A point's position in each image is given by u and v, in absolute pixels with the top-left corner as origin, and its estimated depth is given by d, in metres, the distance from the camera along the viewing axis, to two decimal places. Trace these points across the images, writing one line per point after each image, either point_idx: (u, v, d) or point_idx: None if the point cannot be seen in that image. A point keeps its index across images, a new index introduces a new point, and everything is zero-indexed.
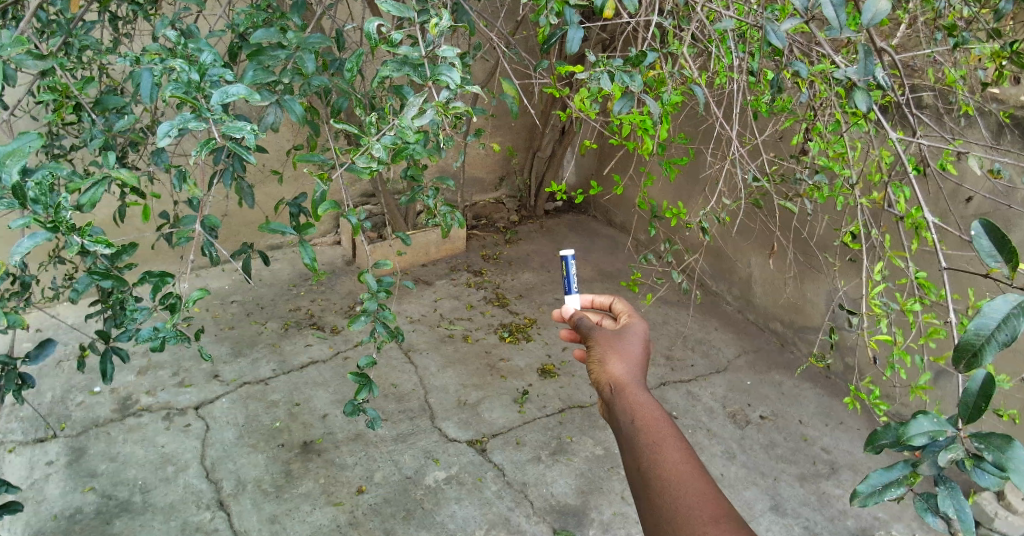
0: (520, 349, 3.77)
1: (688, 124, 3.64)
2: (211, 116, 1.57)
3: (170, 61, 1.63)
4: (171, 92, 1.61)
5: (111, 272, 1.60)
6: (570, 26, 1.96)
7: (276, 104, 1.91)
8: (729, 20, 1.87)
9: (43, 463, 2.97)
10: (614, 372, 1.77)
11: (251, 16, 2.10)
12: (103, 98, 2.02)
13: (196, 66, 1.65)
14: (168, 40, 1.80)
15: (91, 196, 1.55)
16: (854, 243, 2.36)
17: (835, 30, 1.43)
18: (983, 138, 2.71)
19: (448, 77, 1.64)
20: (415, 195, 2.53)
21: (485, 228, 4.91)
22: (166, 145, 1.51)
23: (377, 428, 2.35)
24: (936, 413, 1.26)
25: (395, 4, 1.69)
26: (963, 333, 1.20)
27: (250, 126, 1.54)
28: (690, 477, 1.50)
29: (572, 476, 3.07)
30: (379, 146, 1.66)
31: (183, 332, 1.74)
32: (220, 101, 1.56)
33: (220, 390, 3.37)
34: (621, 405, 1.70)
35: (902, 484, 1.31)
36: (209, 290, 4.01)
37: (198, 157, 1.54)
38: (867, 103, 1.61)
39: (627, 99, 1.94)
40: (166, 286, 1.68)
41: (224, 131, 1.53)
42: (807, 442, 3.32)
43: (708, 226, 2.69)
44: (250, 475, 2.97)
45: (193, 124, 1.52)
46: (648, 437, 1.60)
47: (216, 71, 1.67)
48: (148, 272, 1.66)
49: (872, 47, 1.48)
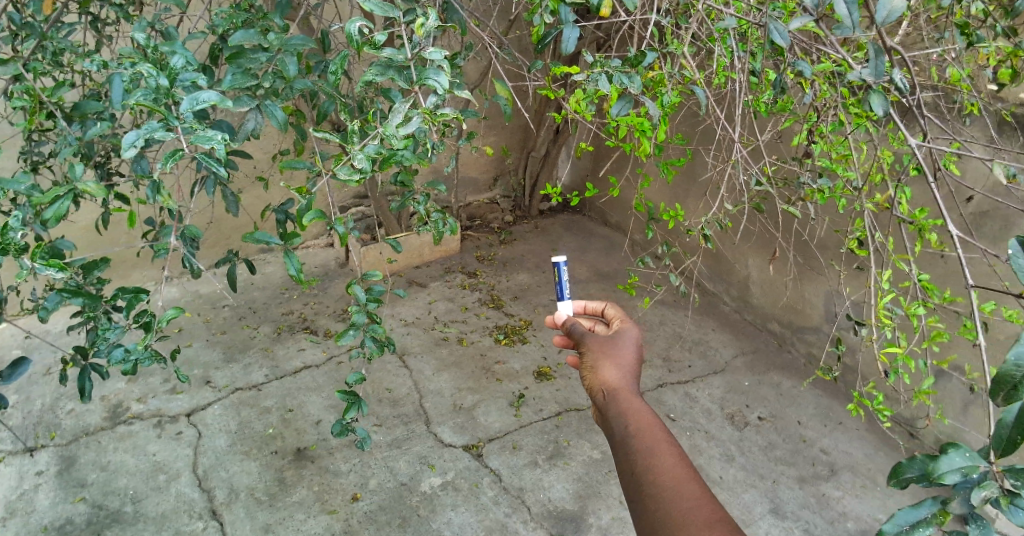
0: (516, 351, 3.70)
1: (686, 125, 3.59)
2: (180, 124, 1.53)
3: (138, 66, 1.59)
4: (141, 99, 1.57)
5: (82, 291, 1.61)
6: (567, 25, 1.89)
7: (257, 109, 1.86)
8: (731, 18, 1.81)
9: (33, 473, 2.90)
10: (608, 378, 1.74)
11: (232, 16, 2.02)
12: (81, 103, 1.96)
13: (166, 72, 1.61)
14: (137, 43, 1.73)
15: (56, 209, 1.61)
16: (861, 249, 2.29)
17: (847, 28, 1.44)
18: (983, 137, 2.66)
19: (435, 81, 1.57)
20: (405, 201, 2.46)
21: (479, 228, 4.85)
22: (132, 155, 1.47)
23: (365, 448, 2.30)
24: (967, 448, 1.25)
25: (379, 3, 1.62)
26: (1004, 364, 1.22)
27: (219, 135, 1.49)
28: (685, 481, 1.51)
29: (570, 481, 3.01)
30: (362, 156, 1.60)
31: (157, 353, 1.70)
32: (190, 108, 1.52)
33: (212, 396, 3.29)
34: (614, 411, 1.68)
35: (931, 524, 1.26)
36: (200, 294, 3.93)
37: (166, 168, 1.50)
38: (883, 108, 1.63)
39: (625, 101, 1.88)
40: (139, 303, 1.70)
41: (191, 142, 1.48)
42: (807, 443, 3.26)
43: (712, 233, 2.62)
44: (243, 483, 2.90)
45: (160, 135, 1.47)
46: (643, 442, 1.59)
47: (188, 75, 1.63)
48: (121, 288, 1.69)
49: (884, 47, 1.51)
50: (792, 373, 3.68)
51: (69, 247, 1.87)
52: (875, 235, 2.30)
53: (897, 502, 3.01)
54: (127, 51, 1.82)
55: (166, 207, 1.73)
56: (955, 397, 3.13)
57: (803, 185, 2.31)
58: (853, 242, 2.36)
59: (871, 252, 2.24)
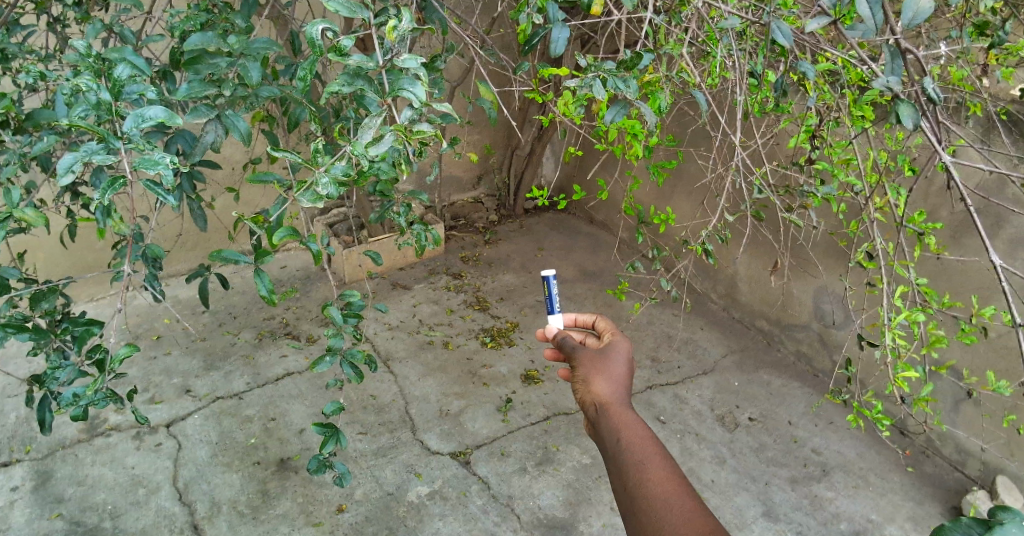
0: (502, 355, 3.59)
1: (676, 126, 3.54)
2: (122, 143, 1.46)
3: (77, 79, 1.50)
4: (82, 116, 1.50)
5: (27, 327, 1.66)
6: (555, 24, 1.80)
7: (216, 120, 1.75)
8: (737, 19, 1.78)
9: (7, 489, 2.77)
10: (599, 391, 1.63)
11: (189, 19, 1.88)
12: (33, 112, 1.80)
13: (109, 84, 1.52)
14: (77, 50, 1.62)
15: None
16: (868, 264, 2.28)
17: (871, 30, 1.43)
18: (974, 136, 2.62)
19: (410, 93, 1.48)
20: (385, 211, 2.35)
21: (463, 228, 4.72)
22: (70, 180, 1.41)
23: (348, 482, 2.21)
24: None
25: (345, 2, 1.50)
26: None
27: (166, 159, 1.42)
28: (677, 494, 1.41)
29: (560, 487, 2.91)
30: (327, 181, 1.51)
31: (111, 393, 1.66)
32: (135, 126, 1.46)
33: (192, 406, 3.15)
34: (606, 425, 1.57)
35: None
36: (178, 299, 3.75)
37: (105, 195, 1.43)
38: (915, 120, 1.52)
39: (619, 107, 1.79)
40: (91, 338, 1.71)
41: (134, 165, 1.40)
42: (797, 444, 3.18)
43: (712, 246, 2.58)
44: (224, 496, 2.78)
45: (98, 157, 1.42)
46: (637, 458, 1.49)
47: (135, 87, 1.54)
48: (72, 322, 1.73)
49: (899, 49, 1.54)
50: (781, 371, 3.59)
51: (16, 274, 1.80)
52: (884, 248, 2.31)
53: (890, 502, 2.94)
54: (75, 55, 1.70)
55: (118, 229, 1.65)
56: (949, 399, 3.08)
57: (807, 193, 2.31)
58: (862, 254, 2.36)
59: (882, 264, 2.29)
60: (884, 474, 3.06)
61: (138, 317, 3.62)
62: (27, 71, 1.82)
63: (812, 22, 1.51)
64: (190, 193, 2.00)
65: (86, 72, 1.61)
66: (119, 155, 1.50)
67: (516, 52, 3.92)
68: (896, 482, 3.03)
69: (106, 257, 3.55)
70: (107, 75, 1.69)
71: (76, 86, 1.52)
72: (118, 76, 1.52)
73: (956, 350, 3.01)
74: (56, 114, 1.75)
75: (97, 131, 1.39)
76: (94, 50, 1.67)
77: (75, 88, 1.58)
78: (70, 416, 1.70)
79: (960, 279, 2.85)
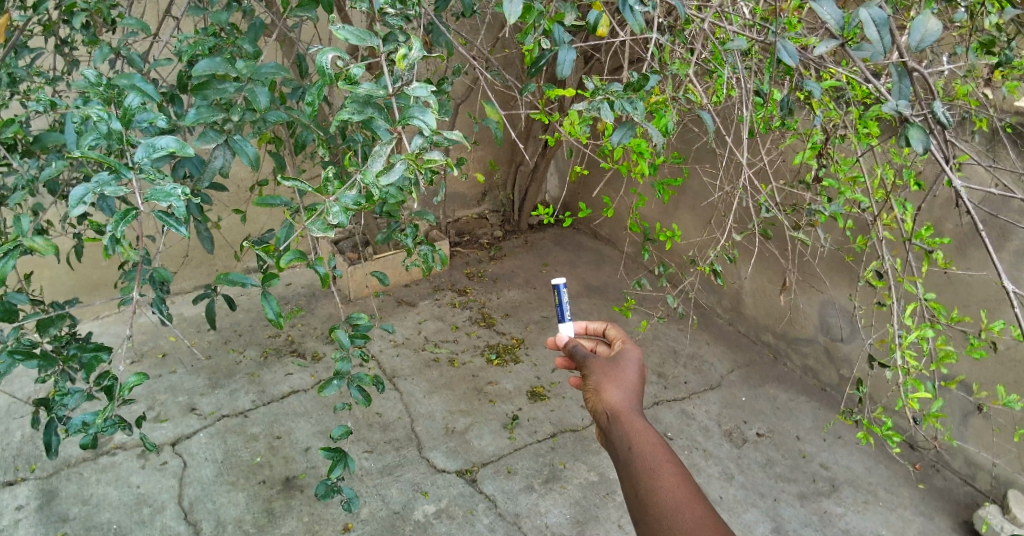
0: (508, 371, 3.57)
1: (681, 143, 3.55)
2: (133, 173, 1.47)
3: (86, 108, 1.51)
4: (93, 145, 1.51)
5: (36, 353, 1.68)
6: (562, 46, 1.80)
7: (224, 145, 1.76)
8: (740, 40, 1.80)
9: (12, 509, 2.76)
10: (610, 399, 1.61)
11: (198, 43, 1.90)
12: (42, 137, 1.80)
13: (119, 113, 1.53)
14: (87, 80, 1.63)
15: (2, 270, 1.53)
16: (881, 282, 2.29)
17: (878, 53, 1.44)
18: (979, 150, 2.62)
19: (421, 120, 1.47)
20: (392, 233, 2.35)
21: (468, 243, 4.73)
22: (81, 210, 1.42)
23: (355, 506, 2.20)
24: None
25: (355, 31, 1.51)
26: None
27: (178, 190, 1.43)
28: (688, 501, 1.40)
29: (567, 505, 2.88)
30: (338, 209, 1.51)
31: (119, 421, 1.67)
32: (146, 156, 1.47)
33: (197, 424, 3.14)
34: (618, 432, 1.55)
35: None
36: (184, 317, 3.76)
37: (115, 227, 1.45)
38: (924, 142, 1.52)
39: (627, 129, 1.77)
40: (100, 365, 1.73)
41: (147, 197, 1.41)
42: (806, 459, 3.15)
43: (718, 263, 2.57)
44: (230, 514, 2.77)
45: (110, 189, 1.43)
46: (647, 466, 1.47)
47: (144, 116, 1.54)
48: (80, 348, 1.76)
49: (906, 70, 1.55)
50: (790, 386, 3.58)
51: (23, 300, 1.81)
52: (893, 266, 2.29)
53: (900, 517, 2.91)
54: (84, 81, 1.70)
55: (128, 256, 1.66)
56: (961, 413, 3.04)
57: (813, 210, 2.31)
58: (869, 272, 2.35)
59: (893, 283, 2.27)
60: (894, 489, 3.03)
61: (144, 336, 3.61)
62: (36, 99, 1.83)
63: (821, 46, 1.53)
64: (197, 216, 2.00)
65: (95, 100, 1.61)
66: (129, 184, 1.51)
67: (519, 69, 3.95)
68: (906, 497, 3.00)
69: (111, 276, 3.56)
70: (116, 101, 1.70)
71: (86, 115, 1.52)
72: (128, 105, 1.53)
73: (965, 365, 2.99)
74: (65, 140, 1.76)
75: (108, 162, 1.40)
76: (104, 78, 1.68)
77: (84, 116, 1.59)
78: (79, 443, 1.71)
79: (967, 291, 2.84)
